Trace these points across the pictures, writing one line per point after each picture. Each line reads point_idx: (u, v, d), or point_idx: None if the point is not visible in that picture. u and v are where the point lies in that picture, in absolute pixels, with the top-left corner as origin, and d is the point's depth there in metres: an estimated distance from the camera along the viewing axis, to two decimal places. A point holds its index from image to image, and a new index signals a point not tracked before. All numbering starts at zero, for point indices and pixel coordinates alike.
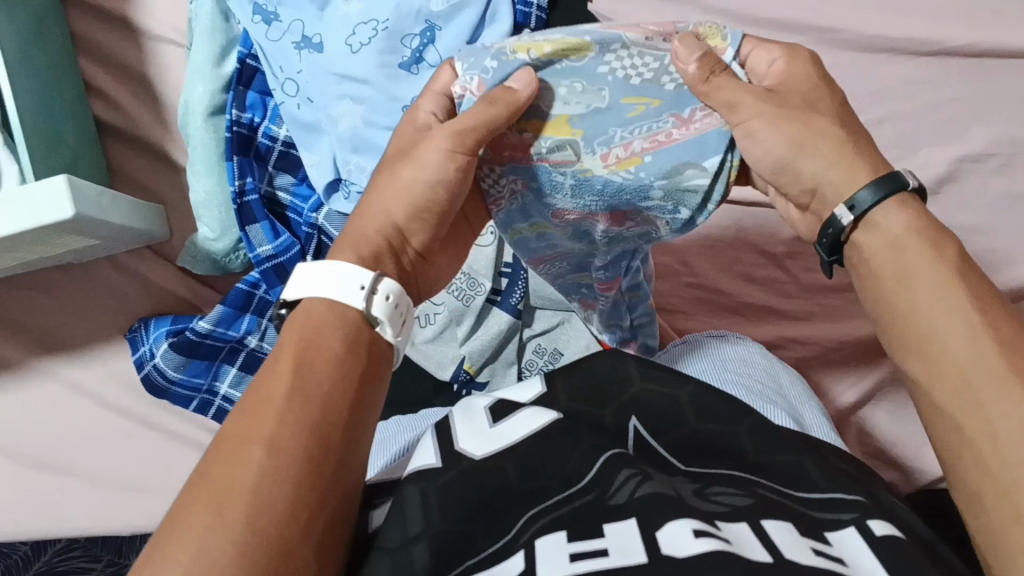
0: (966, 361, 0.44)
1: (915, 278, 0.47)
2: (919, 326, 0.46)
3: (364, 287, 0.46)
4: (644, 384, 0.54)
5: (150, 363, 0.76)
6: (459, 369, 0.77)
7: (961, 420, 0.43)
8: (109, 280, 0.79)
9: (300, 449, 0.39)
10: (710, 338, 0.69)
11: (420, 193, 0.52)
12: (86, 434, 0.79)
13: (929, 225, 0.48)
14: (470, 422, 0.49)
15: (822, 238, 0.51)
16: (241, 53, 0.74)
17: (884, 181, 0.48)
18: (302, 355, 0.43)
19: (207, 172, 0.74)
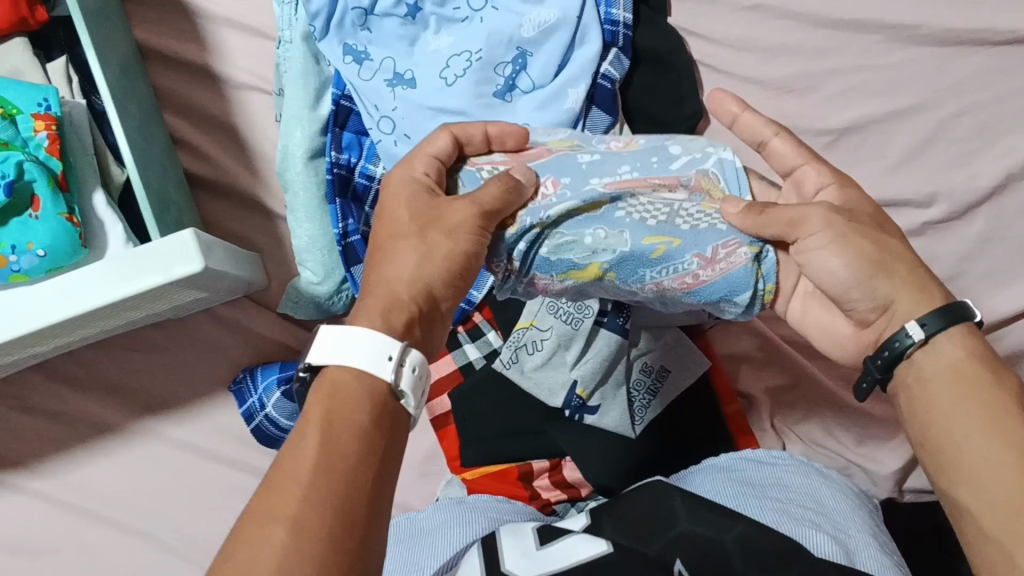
0: (1012, 492, 0.47)
1: (967, 410, 0.50)
2: (968, 456, 0.49)
3: (392, 358, 0.47)
4: (690, 523, 0.63)
5: (261, 414, 0.75)
6: (571, 395, 0.76)
7: (1007, 544, 0.47)
8: (209, 334, 0.78)
9: (322, 531, 0.41)
10: (750, 461, 0.71)
11: (450, 255, 0.53)
12: (196, 492, 0.78)
13: (981, 355, 0.51)
14: (520, 541, 0.64)
15: (875, 358, 0.53)
16: (334, 95, 0.74)
17: (948, 309, 0.51)
18: (325, 431, 0.45)
19: (309, 218, 0.74)
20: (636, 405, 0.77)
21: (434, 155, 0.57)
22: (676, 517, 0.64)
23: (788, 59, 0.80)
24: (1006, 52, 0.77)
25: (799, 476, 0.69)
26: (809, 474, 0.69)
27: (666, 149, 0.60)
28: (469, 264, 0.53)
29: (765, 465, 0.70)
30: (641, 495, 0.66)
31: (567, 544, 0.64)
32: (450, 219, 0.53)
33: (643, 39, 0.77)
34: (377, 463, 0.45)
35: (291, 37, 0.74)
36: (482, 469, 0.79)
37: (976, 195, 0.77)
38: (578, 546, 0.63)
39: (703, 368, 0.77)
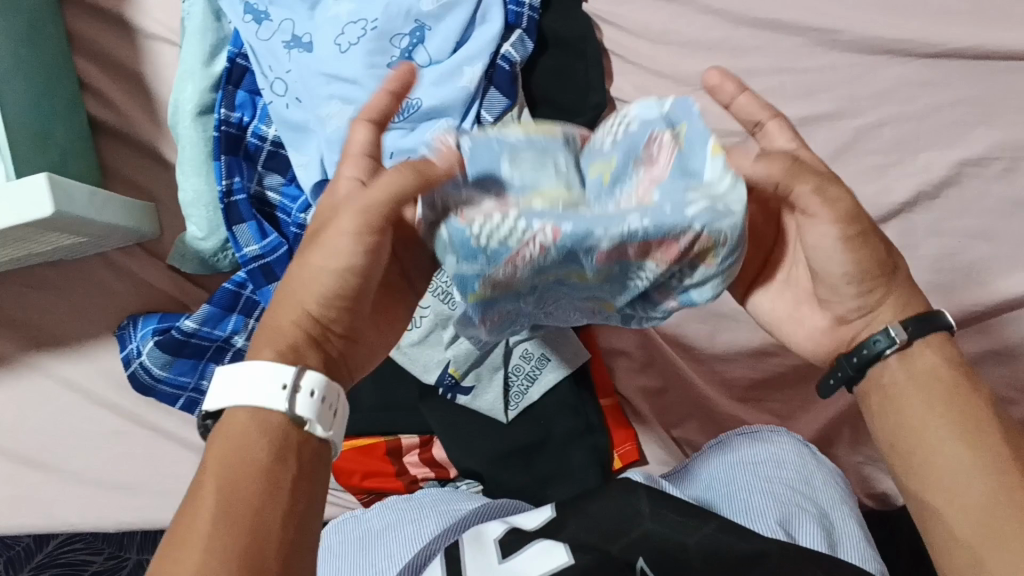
0: (976, 500, 0.48)
1: (933, 414, 0.50)
2: (934, 460, 0.49)
3: (285, 385, 0.44)
4: (653, 521, 0.61)
5: (137, 361, 0.77)
6: (444, 373, 0.76)
7: (975, 550, 0.47)
8: (100, 277, 0.79)
9: (236, 547, 0.39)
10: (741, 437, 0.72)
11: (325, 283, 0.47)
12: (77, 430, 0.80)
13: (955, 362, 0.51)
14: (482, 554, 0.59)
15: (840, 369, 0.52)
16: (231, 53, 0.74)
17: (920, 320, 0.51)
18: (222, 477, 0.42)
19: (196, 171, 0.74)
20: (513, 389, 0.78)
21: (363, 154, 0.50)
22: (640, 516, 0.61)
23: (704, 55, 0.77)
24: (930, 65, 0.73)
25: (790, 455, 0.70)
26: (794, 447, 0.71)
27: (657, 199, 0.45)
28: (342, 285, 0.47)
29: (757, 442, 0.71)
30: (607, 493, 0.63)
31: (529, 555, 0.58)
32: (336, 225, 0.47)
33: (548, 23, 0.77)
34: (308, 484, 0.43)
35: None
36: (358, 439, 0.80)
37: (884, 210, 0.73)
38: (540, 557, 0.58)
39: (581, 360, 0.77)
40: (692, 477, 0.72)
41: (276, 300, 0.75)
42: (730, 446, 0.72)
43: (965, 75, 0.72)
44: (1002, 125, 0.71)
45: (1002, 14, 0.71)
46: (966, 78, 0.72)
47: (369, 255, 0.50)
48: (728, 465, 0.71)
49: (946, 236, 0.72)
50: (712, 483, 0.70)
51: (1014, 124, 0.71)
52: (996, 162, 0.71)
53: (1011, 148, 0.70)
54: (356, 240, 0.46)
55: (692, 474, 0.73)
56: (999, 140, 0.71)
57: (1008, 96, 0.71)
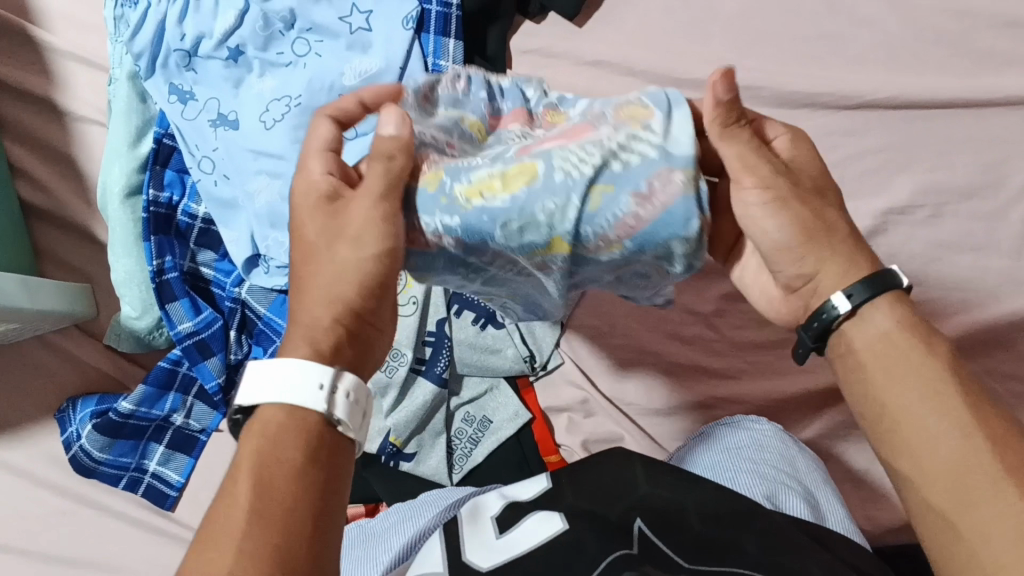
0: (953, 455, 0.45)
1: (904, 374, 0.48)
2: (906, 419, 0.47)
3: (324, 386, 0.46)
4: (650, 488, 0.58)
5: (76, 445, 0.77)
6: (385, 442, 0.76)
7: (948, 514, 0.45)
8: (38, 360, 0.79)
9: (270, 572, 0.40)
10: (723, 427, 0.71)
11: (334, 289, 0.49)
12: (16, 513, 0.77)
13: (913, 319, 0.49)
14: (478, 531, 0.55)
15: (807, 328, 0.51)
16: (157, 133, 0.75)
17: (875, 280, 0.49)
18: (257, 477, 0.43)
19: (126, 253, 0.74)
20: (457, 452, 0.78)
21: (324, 149, 0.52)
22: (636, 483, 0.58)
23: None
24: (853, 115, 0.71)
25: (772, 442, 0.68)
26: (775, 434, 0.70)
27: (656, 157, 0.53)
28: (365, 278, 0.50)
29: (742, 428, 0.70)
30: (601, 465, 0.60)
31: (527, 527, 0.55)
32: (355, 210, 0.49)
33: None
34: (321, 495, 0.44)
35: (118, 74, 0.75)
36: None
37: None
38: (537, 527, 0.55)
39: (521, 420, 0.78)
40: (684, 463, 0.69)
41: (214, 375, 0.75)
42: (714, 435, 0.70)
43: (887, 124, 0.71)
44: (923, 170, 0.70)
45: (923, 57, 0.69)
46: (889, 126, 0.70)
47: (340, 245, 0.50)
48: (717, 450, 0.68)
49: None
50: (703, 465, 0.67)
51: (933, 169, 0.70)
52: (920, 210, 0.70)
53: (933, 194, 0.69)
54: (381, 229, 0.48)
55: (684, 458, 0.70)
56: (921, 186, 0.70)
57: (928, 143, 0.70)
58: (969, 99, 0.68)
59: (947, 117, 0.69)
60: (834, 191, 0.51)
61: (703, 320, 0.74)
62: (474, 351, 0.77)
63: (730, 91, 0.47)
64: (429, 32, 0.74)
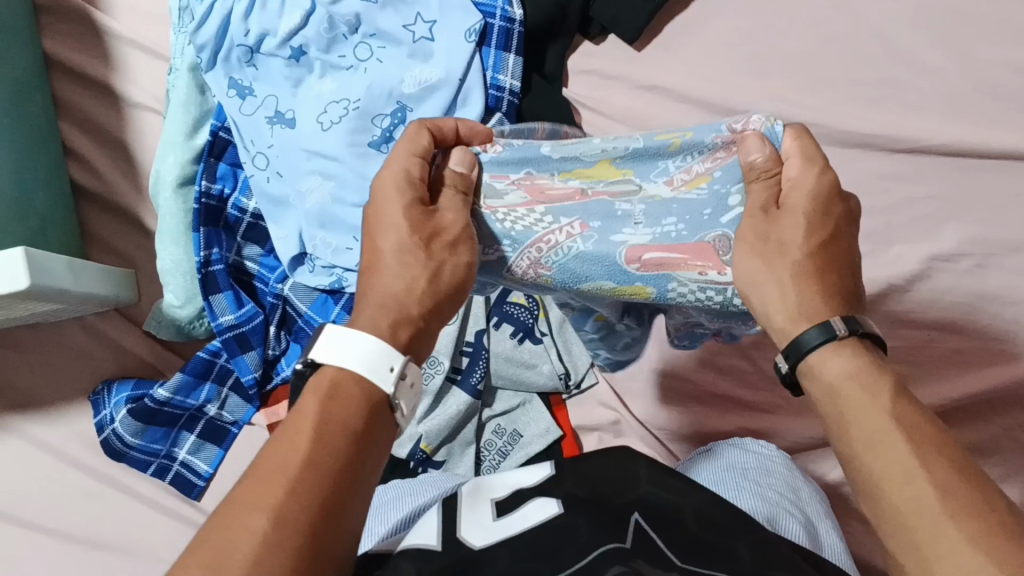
0: (904, 504, 0.41)
1: (857, 422, 0.44)
2: (865, 469, 0.44)
3: (393, 369, 0.47)
4: (651, 487, 0.55)
5: (110, 428, 0.77)
6: (416, 448, 0.77)
7: (907, 565, 0.41)
8: (78, 341, 0.80)
9: (303, 523, 0.40)
10: (731, 446, 0.71)
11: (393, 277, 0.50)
12: (43, 491, 0.78)
13: (870, 368, 0.46)
14: (477, 510, 0.54)
15: (780, 366, 0.50)
16: (213, 126, 0.75)
17: (828, 322, 0.47)
18: (323, 428, 0.44)
19: (174, 242, 0.75)
20: (485, 463, 0.79)
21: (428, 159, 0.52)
22: (637, 480, 0.55)
23: None
24: (906, 160, 0.70)
25: (777, 468, 0.68)
26: (783, 463, 0.69)
27: (726, 197, 0.51)
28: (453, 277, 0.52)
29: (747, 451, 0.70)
30: (605, 459, 0.58)
31: (525, 511, 0.53)
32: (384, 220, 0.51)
33: (529, 108, 0.77)
34: (362, 462, 0.45)
35: (179, 64, 0.75)
36: None
37: None
38: (532, 513, 0.53)
39: (551, 436, 0.78)
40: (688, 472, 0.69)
41: (251, 369, 0.77)
42: (718, 453, 0.70)
43: (939, 171, 0.69)
44: (974, 220, 0.68)
45: (979, 110, 0.67)
46: (942, 173, 0.69)
47: (433, 246, 0.51)
48: (718, 465, 0.68)
49: (914, 326, 0.72)
50: (702, 474, 0.67)
51: (984, 220, 0.68)
52: (965, 259, 0.69)
53: (981, 245, 0.68)
54: (467, 239, 0.52)
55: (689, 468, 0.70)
56: (970, 235, 0.68)
57: (981, 195, 0.68)
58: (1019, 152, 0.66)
59: (1006, 170, 0.67)
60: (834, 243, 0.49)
61: (740, 352, 0.74)
62: (510, 363, 0.78)
63: (766, 156, 0.49)
64: (490, 45, 0.74)
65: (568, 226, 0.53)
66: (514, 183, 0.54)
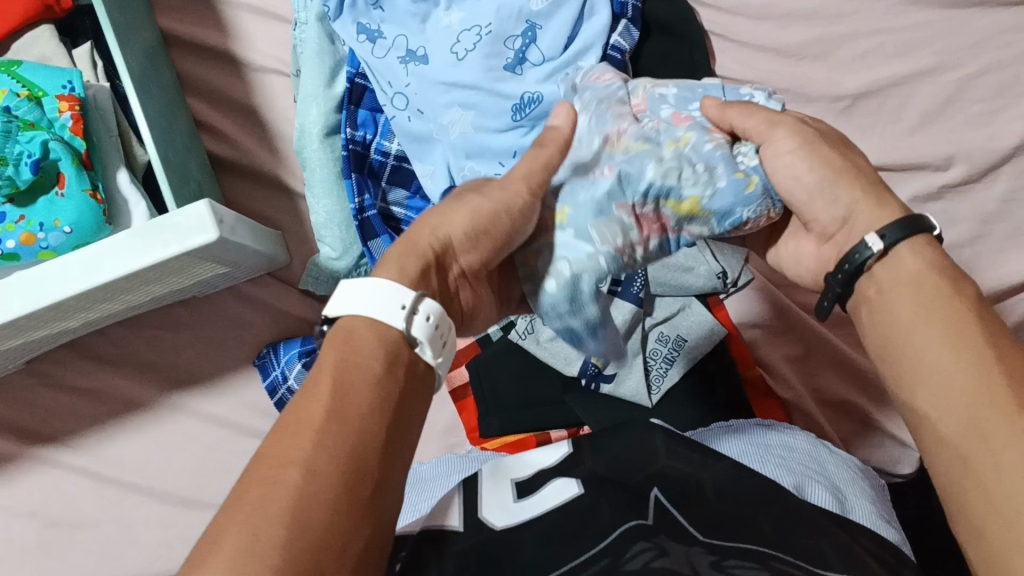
0: (973, 400, 0.44)
1: (933, 311, 0.48)
2: (925, 366, 0.47)
3: (404, 307, 0.46)
4: (669, 461, 0.57)
5: (283, 387, 0.77)
6: (587, 363, 0.77)
7: (966, 451, 0.44)
8: (235, 311, 0.80)
9: (338, 474, 0.41)
10: (762, 426, 0.69)
11: (480, 213, 0.52)
12: (225, 464, 0.79)
13: (946, 268, 0.49)
14: (496, 491, 0.57)
15: (836, 273, 0.52)
16: (349, 73, 0.75)
17: (908, 221, 0.50)
18: (340, 377, 0.44)
19: (327, 193, 0.75)
20: (653, 372, 0.78)
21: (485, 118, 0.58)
22: (656, 455, 0.58)
23: (802, 27, 0.78)
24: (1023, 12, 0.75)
25: (801, 444, 0.66)
26: (807, 440, 0.68)
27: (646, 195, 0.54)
28: (495, 224, 0.52)
29: (772, 429, 0.68)
30: (624, 432, 0.60)
31: (547, 492, 0.56)
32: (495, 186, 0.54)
33: (650, 10, 0.77)
34: (394, 407, 0.45)
35: (305, 18, 0.76)
36: (503, 440, 0.78)
37: (994, 156, 0.75)
38: (557, 492, 0.55)
39: (719, 336, 0.78)
40: (709, 440, 0.67)
41: None
42: (738, 426, 0.69)
43: None
44: None
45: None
46: None
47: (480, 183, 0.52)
48: (743, 438, 0.66)
49: None
50: (729, 446, 0.65)
51: None
52: None
53: None
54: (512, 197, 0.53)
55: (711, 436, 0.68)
56: None
57: None
58: None
59: None
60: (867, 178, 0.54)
61: None
62: (669, 270, 0.78)
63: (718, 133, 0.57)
64: None
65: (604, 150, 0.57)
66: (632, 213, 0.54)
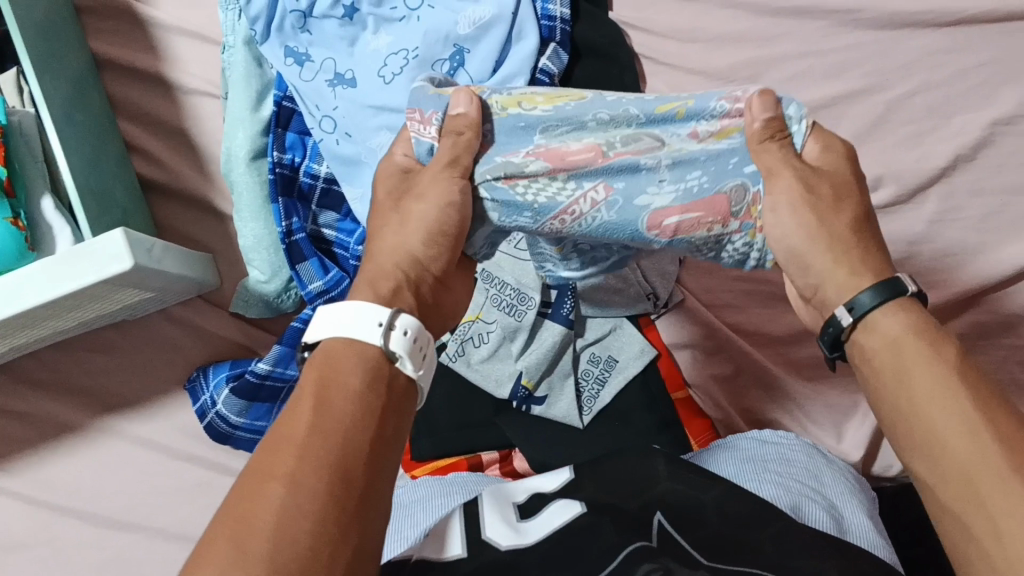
0: (967, 460, 0.43)
1: (914, 372, 0.46)
2: (919, 425, 0.45)
3: (382, 324, 0.49)
4: (672, 484, 0.58)
5: (212, 411, 0.77)
6: (517, 385, 0.77)
7: (960, 510, 0.42)
8: (165, 333, 0.80)
9: (321, 484, 0.42)
10: (751, 440, 0.71)
11: (427, 222, 0.54)
12: (158, 486, 0.79)
13: (930, 328, 0.47)
14: (501, 511, 0.58)
15: (823, 334, 0.51)
16: (277, 96, 0.75)
17: (883, 286, 0.48)
18: (321, 394, 0.46)
19: (254, 217, 0.76)
20: (585, 393, 0.79)
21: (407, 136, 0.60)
22: (658, 477, 0.59)
23: (733, 48, 0.78)
24: (951, 34, 0.74)
25: (798, 456, 0.68)
26: (805, 454, 0.69)
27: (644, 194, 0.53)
28: (445, 222, 0.54)
29: (768, 442, 0.70)
30: (622, 458, 0.61)
31: (547, 515, 0.57)
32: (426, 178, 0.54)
33: (580, 33, 0.77)
34: (379, 421, 0.46)
35: (234, 41, 0.76)
36: (438, 462, 0.78)
37: (923, 177, 0.75)
38: (560, 512, 0.57)
39: (647, 356, 0.79)
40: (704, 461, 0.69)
41: None
42: (737, 446, 0.70)
43: (988, 40, 0.74)
44: None
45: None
46: (987, 41, 0.74)
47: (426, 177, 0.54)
48: (739, 455, 0.69)
49: (985, 196, 0.75)
50: (725, 466, 0.67)
51: None
52: None
53: None
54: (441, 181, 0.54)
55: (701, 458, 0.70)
56: None
57: None
58: None
59: None
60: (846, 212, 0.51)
61: None
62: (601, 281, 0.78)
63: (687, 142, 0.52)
64: None
65: (591, 191, 0.53)
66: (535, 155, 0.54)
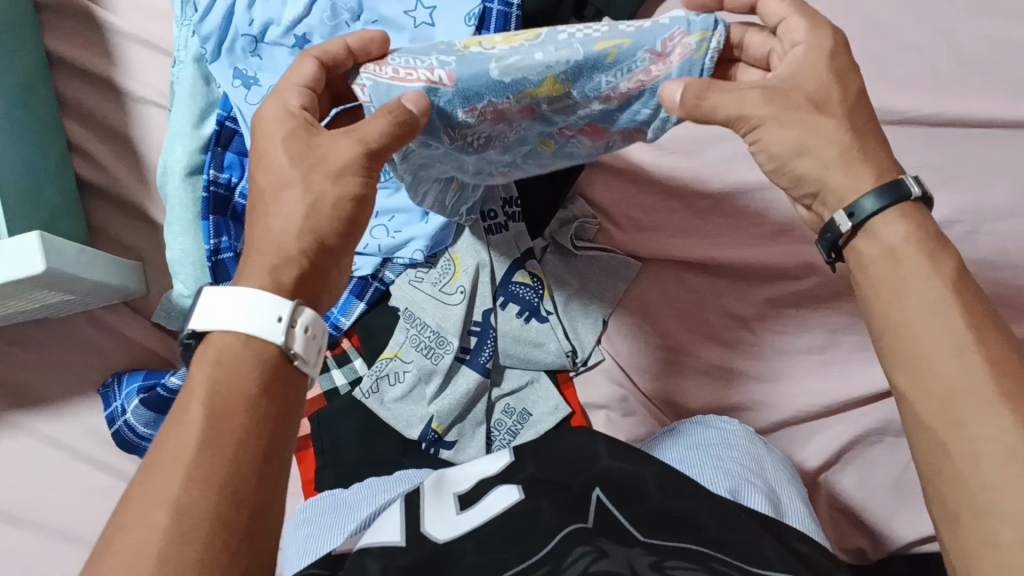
0: (954, 381, 0.45)
1: (908, 291, 0.48)
2: (906, 340, 0.48)
3: (282, 319, 0.48)
4: (611, 461, 0.61)
5: (121, 419, 0.77)
6: (427, 428, 0.78)
7: (942, 438, 0.45)
8: (88, 335, 0.81)
9: (208, 506, 0.42)
10: (697, 424, 0.71)
11: (330, 212, 0.52)
12: (56, 486, 0.79)
13: (929, 236, 0.49)
14: (439, 504, 0.59)
15: (822, 238, 0.53)
16: (220, 115, 0.76)
17: (886, 189, 0.50)
18: (216, 401, 0.45)
19: (184, 232, 0.76)
20: (497, 443, 0.79)
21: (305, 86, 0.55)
22: (598, 457, 0.62)
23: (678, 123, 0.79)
24: (892, 132, 0.75)
25: (740, 442, 0.68)
26: (744, 451, 0.67)
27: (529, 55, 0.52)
28: (342, 213, 0.53)
29: (711, 428, 0.70)
30: (563, 441, 0.64)
31: (487, 502, 0.58)
32: (329, 155, 0.52)
33: None
34: (270, 431, 0.46)
35: (183, 57, 0.77)
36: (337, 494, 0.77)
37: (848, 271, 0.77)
38: (497, 500, 0.58)
39: (560, 414, 0.79)
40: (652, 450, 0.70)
41: None
42: (685, 431, 0.71)
43: (928, 144, 0.74)
44: (963, 189, 0.73)
45: (958, 81, 0.74)
46: (926, 146, 0.74)
47: (317, 175, 0.52)
48: (685, 442, 0.69)
49: None
50: (670, 454, 0.67)
51: (972, 189, 0.73)
52: (959, 225, 0.72)
53: (972, 211, 0.72)
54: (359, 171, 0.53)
55: (655, 446, 0.71)
56: (961, 203, 0.72)
57: (966, 164, 0.73)
58: (991, 119, 0.72)
59: (982, 140, 0.73)
60: (834, 104, 0.51)
61: (743, 324, 0.78)
62: (518, 342, 0.79)
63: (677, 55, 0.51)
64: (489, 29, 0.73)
65: (434, 78, 0.53)
66: (475, 114, 0.56)
